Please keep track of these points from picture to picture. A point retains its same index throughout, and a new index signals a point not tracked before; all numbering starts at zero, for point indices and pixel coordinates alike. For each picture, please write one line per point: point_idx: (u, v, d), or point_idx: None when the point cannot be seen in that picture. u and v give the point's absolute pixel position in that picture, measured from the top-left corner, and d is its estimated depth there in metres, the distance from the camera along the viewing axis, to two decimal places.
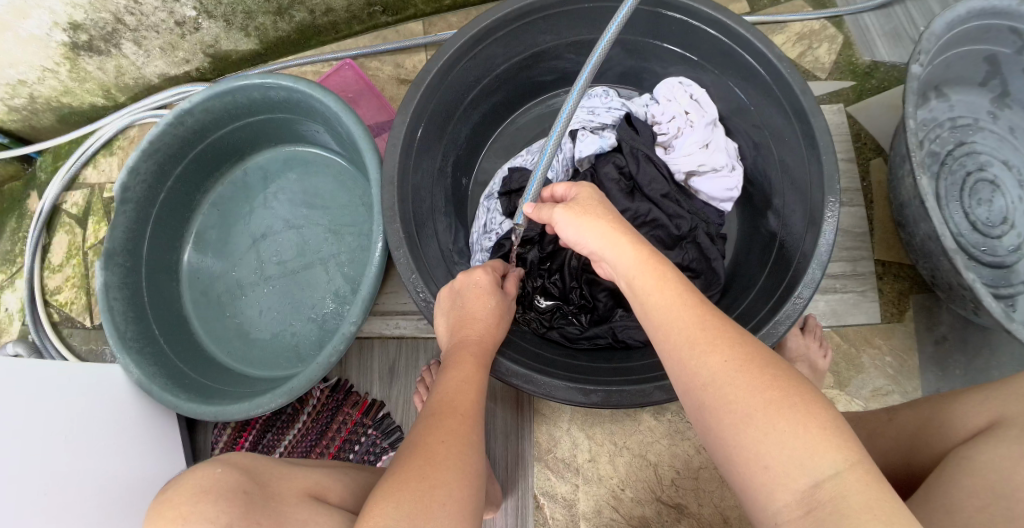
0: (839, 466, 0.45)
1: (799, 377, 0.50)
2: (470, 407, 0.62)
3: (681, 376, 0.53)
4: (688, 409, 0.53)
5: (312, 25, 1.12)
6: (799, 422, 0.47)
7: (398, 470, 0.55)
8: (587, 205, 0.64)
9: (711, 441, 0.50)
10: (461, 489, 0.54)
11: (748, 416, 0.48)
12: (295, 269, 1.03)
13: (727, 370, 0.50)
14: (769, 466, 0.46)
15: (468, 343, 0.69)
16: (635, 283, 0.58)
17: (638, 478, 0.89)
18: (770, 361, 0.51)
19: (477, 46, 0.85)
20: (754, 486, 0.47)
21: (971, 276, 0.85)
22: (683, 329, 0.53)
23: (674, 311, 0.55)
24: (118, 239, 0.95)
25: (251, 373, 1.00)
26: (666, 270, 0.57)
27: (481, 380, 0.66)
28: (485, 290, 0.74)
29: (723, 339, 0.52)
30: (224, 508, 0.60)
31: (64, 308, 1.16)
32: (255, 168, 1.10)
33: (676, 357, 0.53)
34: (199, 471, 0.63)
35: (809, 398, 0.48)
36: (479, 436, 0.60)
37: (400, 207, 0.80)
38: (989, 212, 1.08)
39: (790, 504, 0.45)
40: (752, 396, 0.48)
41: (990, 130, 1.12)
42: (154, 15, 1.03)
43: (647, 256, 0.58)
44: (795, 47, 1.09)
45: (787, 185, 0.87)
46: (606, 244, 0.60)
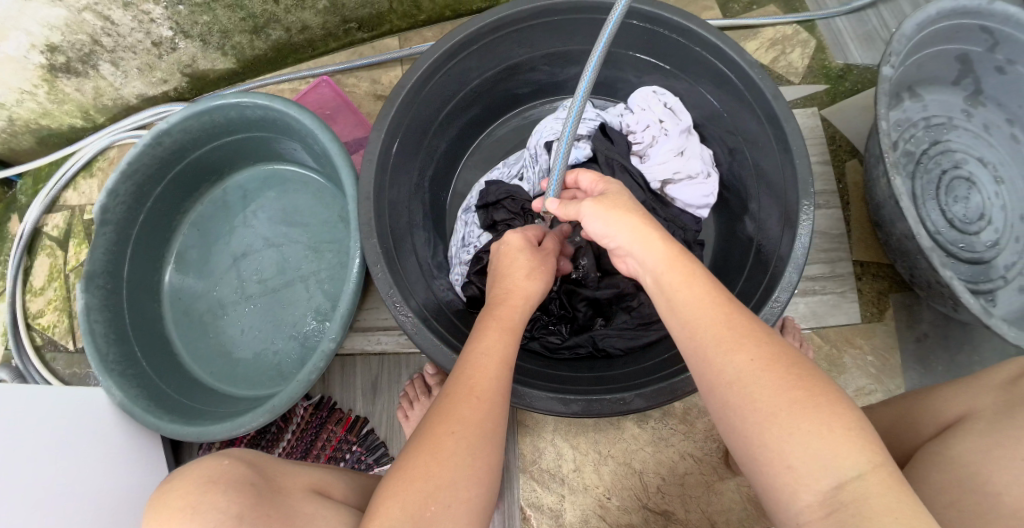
0: (861, 467, 0.46)
1: (825, 378, 0.50)
2: (492, 386, 0.59)
3: (706, 374, 0.53)
4: (710, 407, 0.53)
5: (288, 43, 1.13)
6: (823, 424, 0.47)
7: (404, 463, 0.54)
8: (617, 200, 0.65)
9: (736, 441, 0.50)
10: (467, 488, 0.53)
11: (772, 416, 0.48)
12: (275, 287, 1.03)
13: (753, 369, 0.50)
14: (793, 466, 0.47)
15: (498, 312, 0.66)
16: (663, 278, 0.58)
17: (623, 486, 0.90)
18: (796, 360, 0.51)
19: (450, 61, 0.85)
20: (776, 486, 0.47)
21: (948, 273, 0.86)
22: (710, 327, 0.53)
23: (701, 311, 0.55)
24: (99, 260, 0.95)
25: (234, 392, 0.99)
26: (695, 269, 0.58)
27: (506, 350, 0.62)
28: (520, 253, 0.71)
29: (749, 337, 0.52)
30: (234, 497, 0.59)
31: (46, 331, 1.15)
32: (234, 187, 1.10)
33: (701, 355, 0.53)
34: (206, 463, 0.63)
35: (835, 399, 0.49)
36: (499, 423, 0.57)
37: (377, 222, 0.80)
38: (966, 208, 1.09)
39: (812, 505, 0.46)
40: (776, 395, 0.49)
41: (965, 128, 1.13)
42: (131, 36, 1.03)
43: (676, 252, 0.59)
44: (768, 52, 1.10)
45: (761, 186, 0.88)
46: (635, 239, 0.61)
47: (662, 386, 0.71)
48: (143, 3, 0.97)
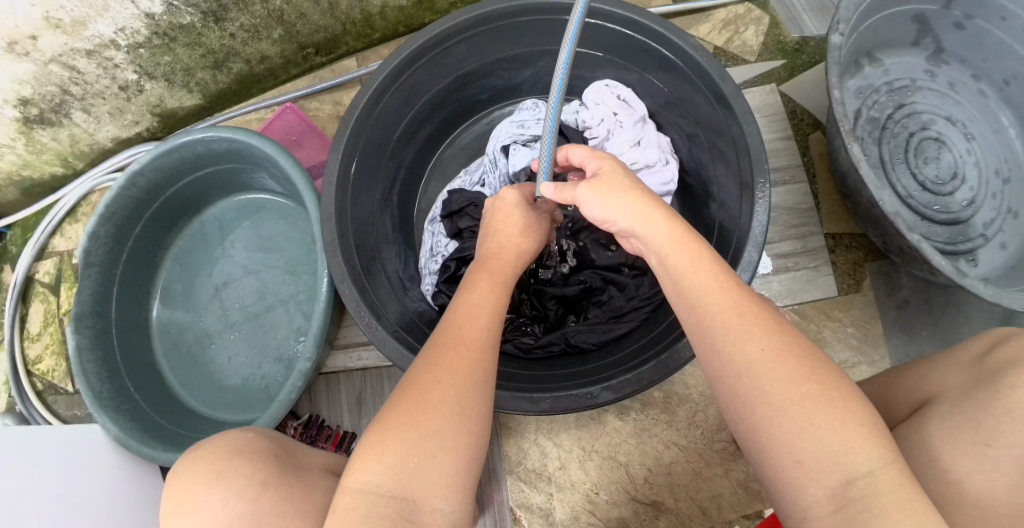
0: (873, 464, 0.45)
1: (839, 373, 0.51)
2: (483, 339, 0.58)
3: (715, 362, 0.53)
4: (720, 399, 0.53)
5: (250, 74, 1.15)
6: (835, 419, 0.47)
7: (387, 411, 0.53)
8: (612, 181, 0.66)
9: (746, 434, 0.50)
10: (457, 437, 0.51)
11: (785, 410, 0.48)
12: (257, 313, 1.05)
13: (764, 359, 0.51)
14: (802, 461, 0.47)
15: (492, 274, 0.67)
16: (668, 260, 0.60)
17: (611, 479, 0.91)
18: (809, 353, 0.51)
19: (400, 77, 0.87)
20: (787, 480, 0.47)
21: (915, 237, 0.85)
22: (718, 316, 0.54)
23: (714, 296, 0.56)
24: (86, 302, 0.97)
25: (226, 418, 1.01)
26: (701, 250, 0.60)
27: (494, 306, 0.63)
28: (515, 213, 0.74)
29: (760, 329, 0.52)
30: (258, 465, 0.61)
31: (46, 376, 1.18)
32: (211, 219, 1.13)
33: (710, 345, 0.54)
34: (231, 435, 0.65)
35: (850, 396, 0.49)
36: (489, 376, 0.56)
37: (341, 241, 0.81)
38: (938, 169, 1.09)
39: (822, 499, 0.45)
40: (788, 388, 0.49)
41: (930, 88, 1.12)
42: (98, 82, 1.05)
43: (681, 232, 0.61)
44: (721, 34, 1.10)
45: (718, 167, 0.88)
46: (639, 222, 0.63)
47: (630, 377, 0.71)
48: (105, 50, 0.99)
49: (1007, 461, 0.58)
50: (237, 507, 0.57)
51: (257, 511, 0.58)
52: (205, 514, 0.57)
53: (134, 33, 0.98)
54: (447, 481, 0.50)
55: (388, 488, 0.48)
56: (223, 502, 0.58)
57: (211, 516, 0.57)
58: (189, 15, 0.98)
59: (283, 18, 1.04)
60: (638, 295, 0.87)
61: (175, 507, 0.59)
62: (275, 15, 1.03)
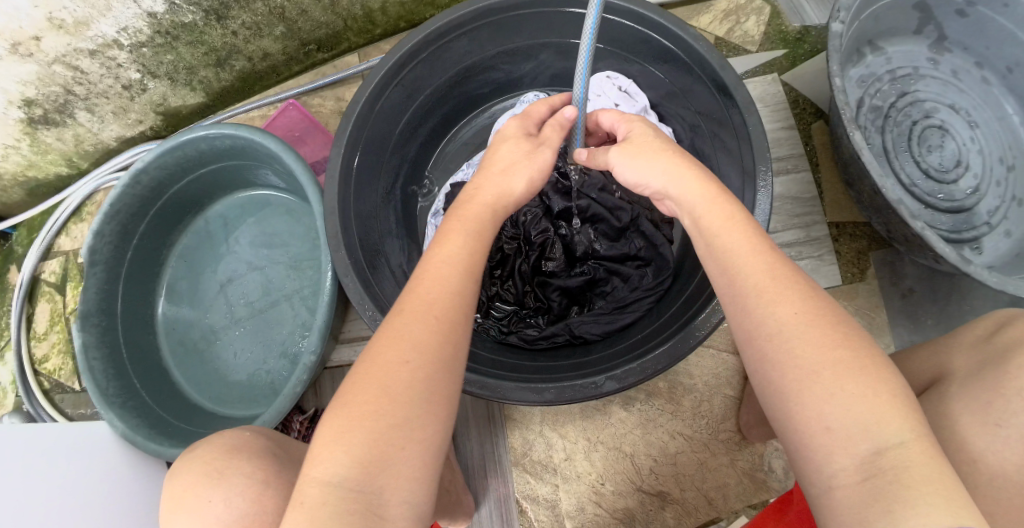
0: (903, 436, 0.46)
1: (871, 342, 0.50)
2: (455, 308, 0.54)
3: (745, 324, 0.52)
4: (746, 361, 0.53)
5: (252, 72, 1.16)
6: (865, 388, 0.47)
7: (350, 395, 0.50)
8: (643, 144, 0.64)
9: (772, 399, 0.50)
10: (423, 426, 0.49)
11: (816, 376, 0.48)
12: (262, 308, 1.06)
13: (796, 324, 0.50)
14: (831, 428, 0.47)
15: (467, 220, 0.60)
16: (702, 220, 0.58)
17: (617, 470, 0.91)
18: (843, 320, 0.51)
19: (402, 71, 0.87)
20: (813, 446, 0.47)
21: (920, 224, 0.84)
22: (751, 278, 0.53)
23: (751, 257, 0.54)
24: (92, 300, 0.97)
25: (232, 413, 1.02)
26: (734, 211, 0.57)
27: (470, 264, 0.57)
28: (514, 139, 0.68)
29: (794, 293, 0.51)
30: (258, 463, 0.62)
31: (53, 375, 1.18)
32: (215, 216, 1.13)
33: (741, 306, 0.53)
34: (225, 436, 0.66)
35: (881, 365, 0.49)
36: (460, 350, 0.53)
37: (345, 235, 0.81)
38: (941, 157, 1.08)
39: (847, 468, 0.46)
40: (822, 355, 0.48)
41: (932, 76, 1.12)
42: (101, 82, 1.05)
43: (715, 192, 0.58)
44: (722, 25, 1.10)
45: (719, 156, 0.88)
46: (670, 181, 0.60)
47: (633, 366, 0.71)
48: (108, 49, 0.99)
49: (1019, 442, 0.57)
50: (240, 506, 0.58)
51: (259, 510, 0.58)
52: (210, 514, 0.58)
53: (137, 32, 0.98)
54: (414, 472, 0.49)
55: (354, 483, 0.47)
56: (225, 503, 0.58)
57: (215, 516, 0.58)
58: (191, 14, 0.98)
59: (285, 15, 1.05)
60: (641, 286, 0.88)
61: (180, 501, 0.61)
62: (276, 12, 1.03)
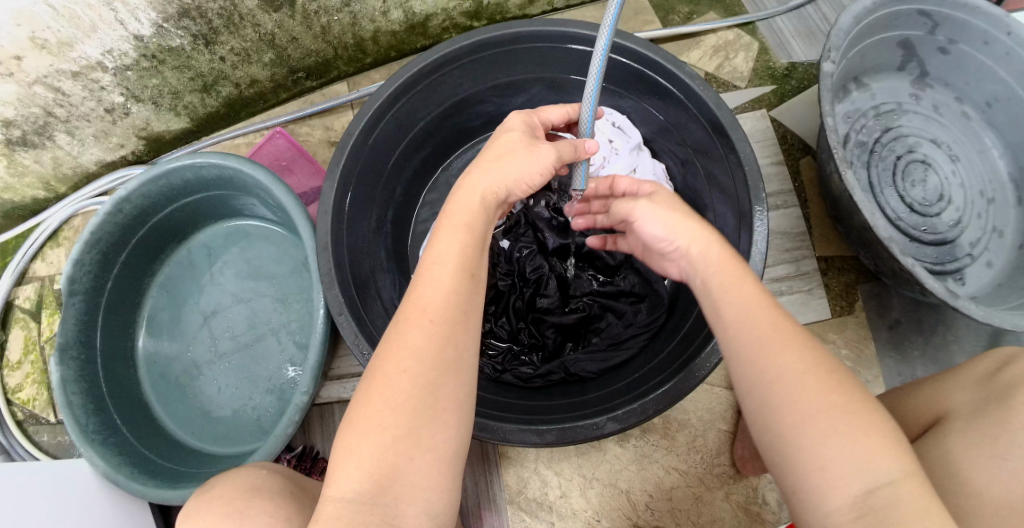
0: (894, 474, 0.46)
1: (863, 388, 0.50)
2: (452, 307, 0.52)
3: (744, 369, 0.52)
4: (744, 404, 0.52)
5: (239, 98, 1.14)
6: (859, 429, 0.47)
7: (356, 410, 0.49)
8: (670, 204, 0.64)
9: (770, 442, 0.49)
10: (433, 435, 0.48)
11: (814, 418, 0.47)
12: (247, 342, 1.03)
13: (796, 370, 0.49)
14: (827, 467, 0.46)
15: (457, 215, 0.58)
16: (714, 280, 0.57)
17: (612, 507, 0.90)
18: (837, 365, 0.50)
19: (396, 104, 0.86)
20: (809, 487, 0.47)
21: (909, 261, 0.86)
22: (752, 324, 0.52)
23: (750, 308, 0.54)
24: (71, 331, 0.93)
25: (217, 450, 0.99)
26: (743, 274, 0.56)
27: (465, 261, 0.54)
28: (516, 132, 0.66)
29: (793, 338, 0.51)
30: (279, 504, 0.59)
31: (27, 405, 1.11)
32: (198, 246, 1.11)
33: (740, 352, 0.52)
34: (241, 479, 0.62)
35: (871, 406, 0.49)
36: (464, 351, 0.51)
37: (338, 272, 0.80)
38: (924, 192, 1.10)
39: (842, 507, 0.46)
40: (818, 398, 0.48)
41: (915, 111, 1.15)
42: (83, 105, 1.02)
43: (728, 257, 0.58)
44: (712, 60, 1.11)
45: (714, 193, 0.89)
46: (696, 241, 0.60)
47: (634, 407, 0.71)
48: (92, 72, 0.97)
49: None
50: None
51: None
52: None
53: (122, 56, 0.96)
54: (427, 483, 0.48)
55: (368, 496, 0.46)
56: None
57: None
58: (179, 38, 0.96)
59: (275, 42, 1.03)
60: (636, 322, 0.88)
61: None
62: (266, 38, 1.02)
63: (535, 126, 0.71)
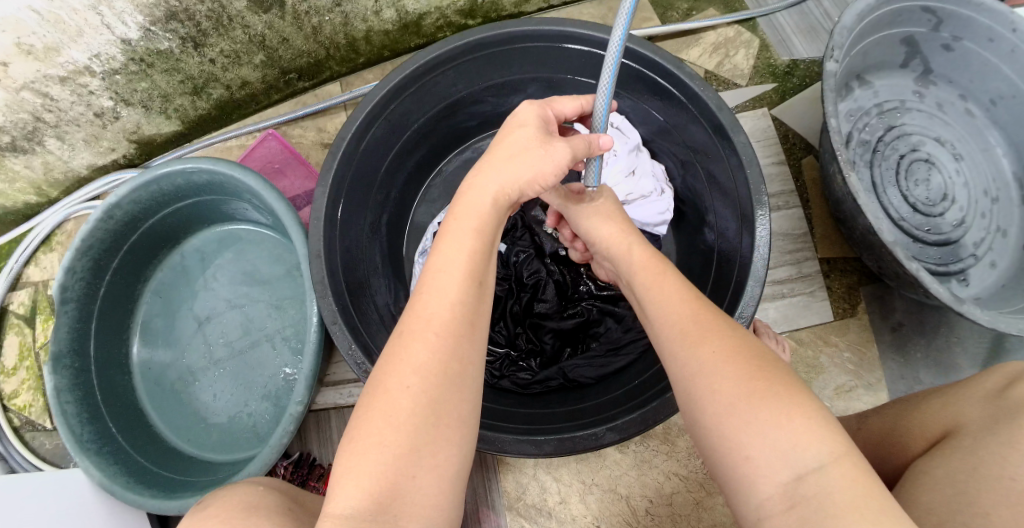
0: (822, 459, 0.44)
1: (790, 374, 0.49)
2: (458, 319, 0.49)
3: (674, 370, 0.53)
4: (682, 404, 0.53)
5: (231, 100, 1.12)
6: (782, 414, 0.46)
7: (357, 425, 0.47)
8: (600, 209, 0.71)
9: (703, 438, 0.49)
10: (435, 452, 0.46)
11: (732, 407, 0.47)
12: (242, 349, 1.02)
13: (715, 361, 0.50)
14: (750, 457, 0.45)
15: (467, 220, 0.55)
16: (636, 276, 0.64)
17: (611, 512, 0.90)
18: (759, 353, 0.50)
19: (389, 106, 0.85)
20: (738, 478, 0.46)
21: (913, 265, 0.84)
22: (676, 323, 0.55)
23: (672, 305, 0.57)
24: (63, 340, 0.92)
25: (214, 458, 0.98)
26: (666, 270, 0.62)
27: (472, 272, 0.52)
28: (530, 127, 0.61)
29: (713, 332, 0.52)
30: (279, 518, 0.57)
31: (23, 412, 1.10)
32: (192, 250, 1.09)
33: (668, 351, 0.54)
34: (239, 493, 0.60)
35: (794, 389, 0.47)
36: (468, 364, 0.49)
37: (331, 279, 0.78)
38: (928, 191, 1.09)
39: (773, 497, 0.44)
40: (735, 386, 0.48)
41: (918, 109, 1.13)
42: (72, 109, 1.00)
43: (651, 255, 0.65)
44: (712, 58, 1.10)
45: (715, 195, 0.88)
46: (614, 243, 0.68)
47: (633, 416, 0.70)
48: (80, 76, 0.95)
49: None
50: None
51: None
52: None
53: (110, 59, 0.94)
54: (430, 501, 0.45)
55: (366, 515, 0.43)
56: None
57: None
58: (167, 41, 0.95)
59: (266, 43, 1.02)
60: (634, 326, 0.86)
61: None
62: (257, 40, 1.00)
63: (551, 120, 0.65)
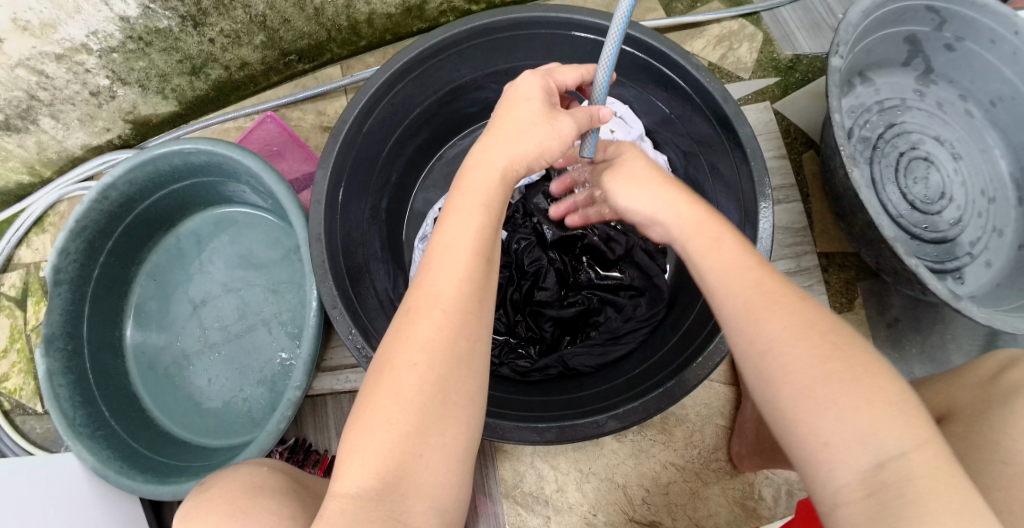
0: (904, 446, 0.43)
1: (865, 351, 0.48)
2: (465, 295, 0.49)
3: (739, 343, 0.51)
4: (745, 379, 0.51)
5: (230, 81, 1.11)
6: (861, 397, 0.45)
7: (363, 403, 0.46)
8: (636, 174, 0.68)
9: (773, 417, 0.48)
10: (443, 430, 0.45)
11: (810, 388, 0.46)
12: (238, 333, 1.01)
13: (787, 337, 0.48)
14: (830, 442, 0.45)
15: (473, 195, 0.55)
16: (690, 243, 0.59)
17: (608, 501, 0.89)
18: (832, 328, 0.49)
19: (392, 89, 0.84)
20: (814, 463, 0.45)
21: (913, 261, 0.84)
22: (739, 293, 0.52)
23: (732, 276, 0.54)
24: (56, 322, 0.91)
25: (209, 443, 0.97)
26: (723, 232, 0.58)
27: (478, 247, 0.51)
28: (535, 100, 0.61)
29: (781, 304, 0.50)
30: (282, 499, 0.56)
31: (12, 395, 1.09)
32: (187, 233, 1.08)
33: (731, 323, 0.52)
34: (241, 474, 0.60)
35: (874, 371, 0.46)
36: (476, 341, 0.49)
37: (331, 263, 0.78)
38: (926, 189, 1.09)
39: (852, 484, 0.43)
40: (812, 365, 0.47)
41: (919, 107, 1.13)
42: (68, 88, 0.99)
43: (704, 214, 0.60)
44: (715, 50, 1.10)
45: (717, 187, 0.88)
46: (661, 207, 0.63)
47: (634, 405, 0.69)
48: (76, 54, 0.93)
49: None
50: None
51: None
52: None
53: (107, 37, 0.93)
54: (439, 480, 0.45)
55: (373, 494, 0.43)
56: None
57: None
58: (166, 19, 0.93)
59: (267, 23, 1.00)
60: (635, 315, 0.88)
61: None
62: (258, 20, 0.99)
63: (554, 91, 0.65)
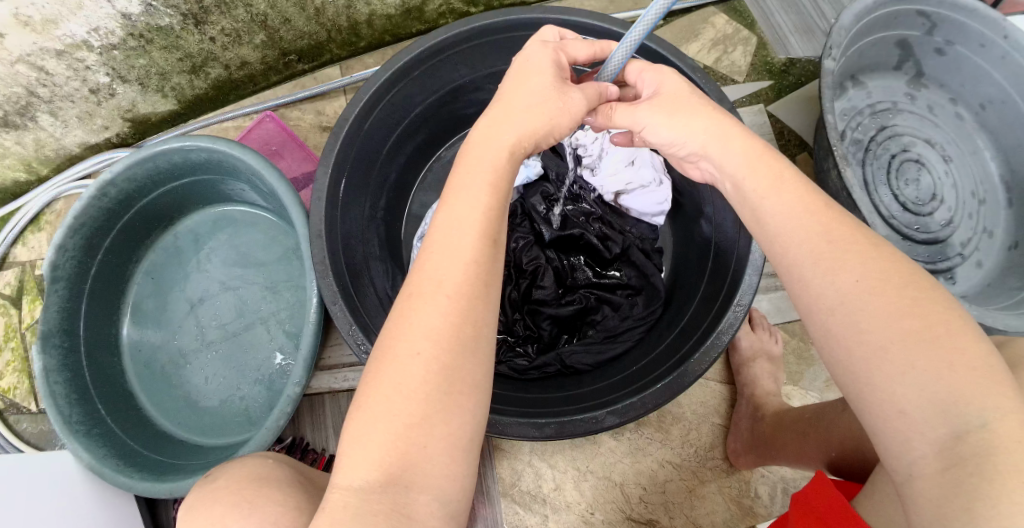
0: (987, 416, 0.43)
1: (949, 305, 0.46)
2: (471, 281, 0.49)
3: (806, 301, 0.50)
4: (814, 338, 0.50)
5: (229, 80, 1.11)
6: (942, 361, 0.44)
7: (366, 394, 0.47)
8: (678, 101, 0.61)
9: (845, 381, 0.48)
10: (447, 420, 0.46)
11: (885, 351, 0.46)
12: (235, 331, 1.01)
13: (860, 292, 0.47)
14: (906, 411, 0.45)
15: (480, 177, 0.55)
16: (744, 183, 0.56)
17: (605, 500, 0.90)
18: (911, 283, 0.47)
19: (393, 88, 0.85)
20: (888, 432, 0.45)
21: None
22: (803, 243, 0.51)
23: (796, 221, 0.52)
24: (53, 319, 0.91)
25: (205, 442, 0.97)
26: (783, 168, 0.56)
27: (482, 232, 0.52)
28: (544, 73, 0.60)
29: (854, 256, 0.49)
30: (288, 492, 0.57)
31: (6, 395, 1.08)
32: (185, 232, 1.08)
33: (798, 278, 0.51)
34: (246, 466, 0.60)
35: (957, 331, 0.45)
36: (482, 328, 0.49)
37: (332, 260, 0.78)
38: (917, 191, 1.11)
39: (928, 456, 0.44)
40: (888, 326, 0.46)
41: (910, 111, 1.15)
42: (67, 85, 0.99)
43: (760, 149, 0.57)
44: (711, 53, 1.11)
45: None
46: (714, 140, 0.58)
47: (634, 400, 0.70)
48: (77, 50, 0.93)
49: None
50: None
51: None
52: None
53: (108, 34, 0.93)
54: (442, 470, 0.46)
55: (376, 485, 0.44)
56: None
57: None
58: (168, 17, 0.93)
59: (267, 23, 1.01)
60: (631, 314, 0.89)
61: None
62: (258, 19, 0.99)
63: (564, 65, 0.63)
